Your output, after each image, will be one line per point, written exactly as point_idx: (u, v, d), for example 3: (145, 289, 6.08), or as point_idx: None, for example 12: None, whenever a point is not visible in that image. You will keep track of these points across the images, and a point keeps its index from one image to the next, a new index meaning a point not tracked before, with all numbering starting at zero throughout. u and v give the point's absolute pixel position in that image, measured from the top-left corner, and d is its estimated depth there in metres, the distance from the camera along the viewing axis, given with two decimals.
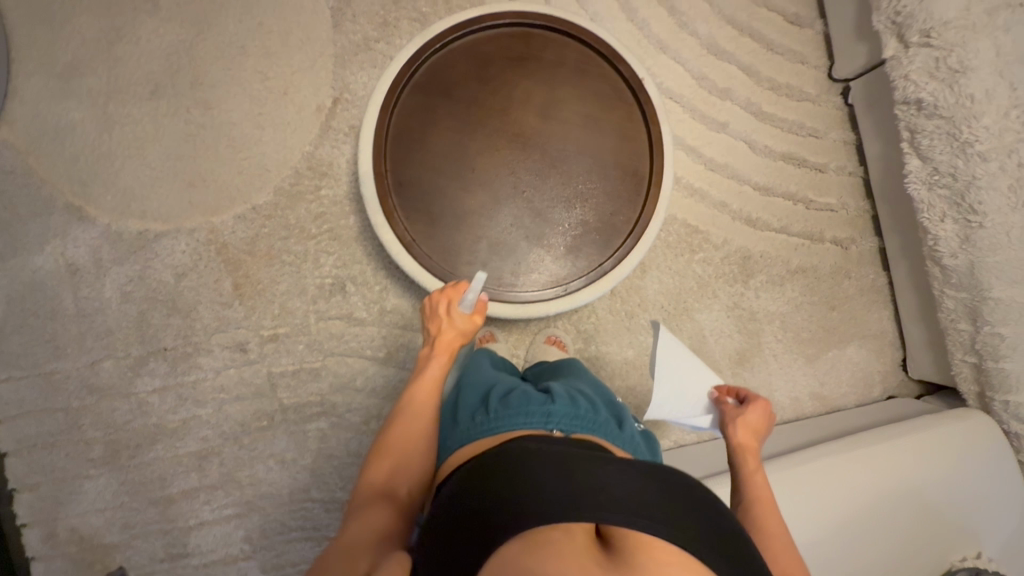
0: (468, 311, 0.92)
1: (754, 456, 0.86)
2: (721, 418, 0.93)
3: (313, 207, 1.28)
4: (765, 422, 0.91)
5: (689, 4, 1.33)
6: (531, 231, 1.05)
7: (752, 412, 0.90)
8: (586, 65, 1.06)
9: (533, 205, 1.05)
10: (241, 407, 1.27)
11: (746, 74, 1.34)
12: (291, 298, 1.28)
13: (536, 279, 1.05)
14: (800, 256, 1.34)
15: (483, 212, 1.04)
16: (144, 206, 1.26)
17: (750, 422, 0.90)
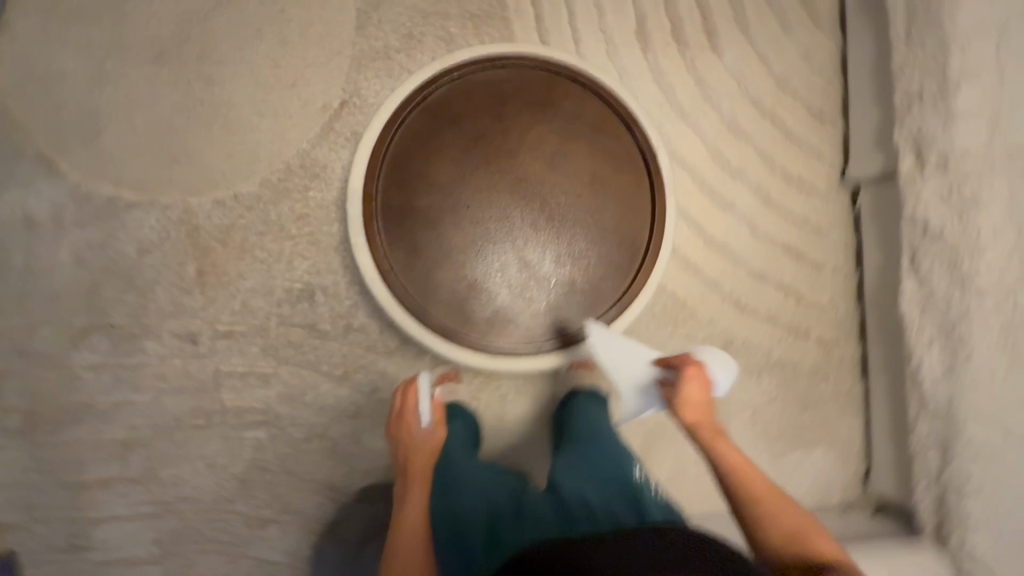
0: (429, 423, 0.99)
1: (709, 423, 0.87)
2: (660, 401, 0.91)
3: (297, 207, 1.23)
4: (705, 386, 0.89)
5: (717, 78, 1.32)
6: (516, 282, 1.01)
7: (691, 382, 0.87)
8: (603, 123, 1.03)
9: (522, 255, 1.01)
10: (178, 401, 1.20)
11: (761, 157, 1.33)
12: (255, 296, 1.21)
13: (511, 331, 1.01)
14: (782, 349, 1.32)
15: (469, 253, 0.99)
16: (121, 172, 1.19)
17: (694, 394, 0.87)
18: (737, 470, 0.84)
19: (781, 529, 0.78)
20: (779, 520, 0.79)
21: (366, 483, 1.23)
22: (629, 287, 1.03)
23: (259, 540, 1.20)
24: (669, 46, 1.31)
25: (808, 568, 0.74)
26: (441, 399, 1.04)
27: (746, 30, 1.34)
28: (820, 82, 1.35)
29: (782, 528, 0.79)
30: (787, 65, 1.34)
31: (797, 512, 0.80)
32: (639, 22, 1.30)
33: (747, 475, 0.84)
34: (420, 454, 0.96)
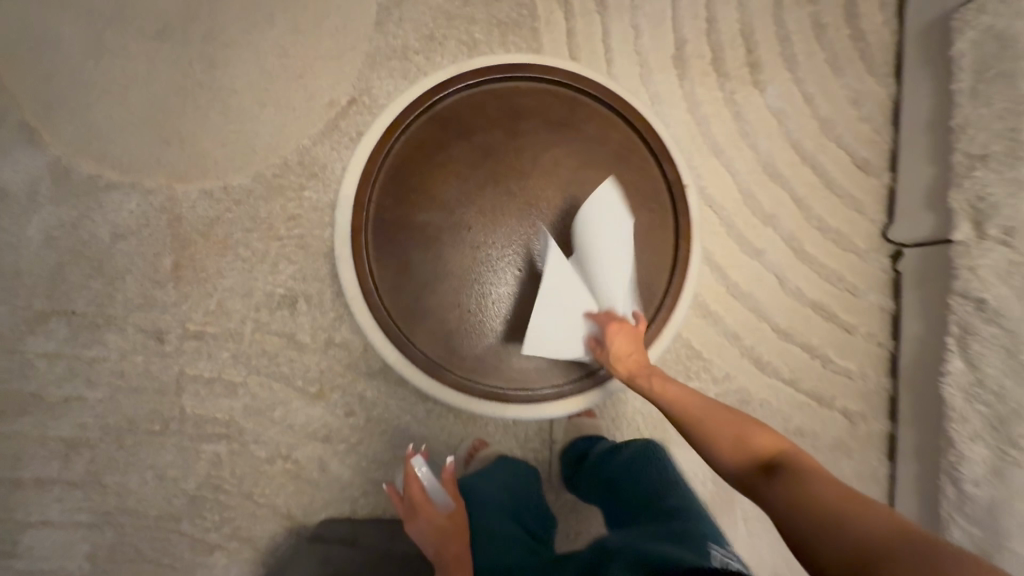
0: (443, 496, 0.93)
1: (645, 365, 0.83)
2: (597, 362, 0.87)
3: (290, 206, 1.14)
4: (636, 334, 0.85)
5: (756, 115, 1.22)
6: (512, 319, 0.91)
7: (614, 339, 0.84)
8: (629, 154, 0.93)
9: (523, 288, 0.91)
10: (135, 403, 1.09)
11: (796, 204, 1.22)
12: (233, 297, 1.12)
13: (502, 372, 0.91)
14: (799, 417, 1.20)
15: (462, 279, 0.90)
16: (107, 149, 1.12)
17: (621, 346, 0.83)
18: (676, 403, 0.77)
19: (729, 447, 0.70)
20: (726, 434, 0.71)
21: (326, 515, 1.12)
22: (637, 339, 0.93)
23: (203, 566, 1.09)
24: (708, 75, 1.22)
25: (765, 473, 0.64)
26: (453, 464, 0.95)
27: (792, 67, 1.24)
28: (867, 130, 1.24)
29: (732, 443, 0.70)
30: (833, 108, 1.24)
31: (749, 426, 0.71)
32: (678, 47, 1.21)
33: (686, 400, 0.77)
34: (448, 527, 0.89)
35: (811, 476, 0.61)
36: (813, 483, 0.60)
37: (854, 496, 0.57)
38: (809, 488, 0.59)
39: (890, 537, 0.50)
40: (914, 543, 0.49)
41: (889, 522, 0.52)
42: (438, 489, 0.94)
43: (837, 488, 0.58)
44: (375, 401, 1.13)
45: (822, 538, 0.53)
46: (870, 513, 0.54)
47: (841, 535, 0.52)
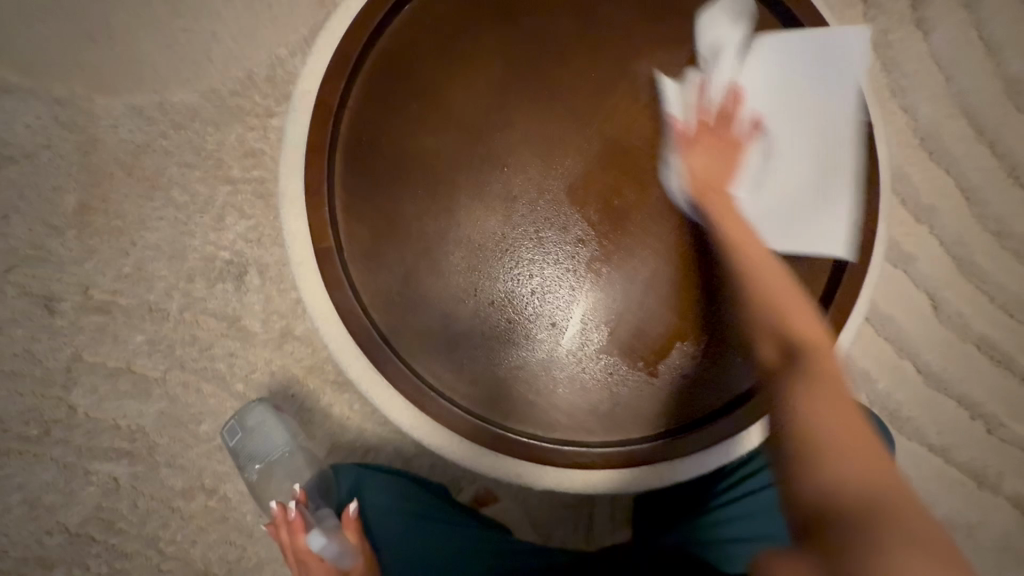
0: (351, 558, 0.62)
1: (718, 193, 0.55)
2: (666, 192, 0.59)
3: (250, 137, 0.80)
4: (733, 150, 0.56)
5: (922, 63, 0.85)
6: (559, 323, 0.58)
7: (693, 152, 0.56)
8: (784, 44, 0.57)
9: (579, 274, 0.58)
10: (8, 396, 0.78)
11: (967, 196, 0.85)
12: (157, 259, 0.79)
13: (536, 405, 0.58)
14: (936, 495, 0.85)
15: (483, 246, 0.57)
16: (6, 40, 0.79)
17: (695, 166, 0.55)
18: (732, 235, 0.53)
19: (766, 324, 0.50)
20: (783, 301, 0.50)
21: None
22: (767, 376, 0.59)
23: None
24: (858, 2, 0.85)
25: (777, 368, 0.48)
26: (355, 506, 0.63)
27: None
28: None
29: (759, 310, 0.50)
30: None
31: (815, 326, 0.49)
32: None
33: (744, 243, 0.53)
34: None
35: (826, 394, 0.44)
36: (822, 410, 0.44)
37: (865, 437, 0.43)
38: (817, 414, 0.44)
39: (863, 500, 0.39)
40: (898, 512, 0.38)
41: (882, 484, 0.40)
42: (343, 552, 0.62)
43: (852, 425, 0.43)
44: (346, 424, 0.79)
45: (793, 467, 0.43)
46: (868, 463, 0.41)
47: (815, 480, 0.41)
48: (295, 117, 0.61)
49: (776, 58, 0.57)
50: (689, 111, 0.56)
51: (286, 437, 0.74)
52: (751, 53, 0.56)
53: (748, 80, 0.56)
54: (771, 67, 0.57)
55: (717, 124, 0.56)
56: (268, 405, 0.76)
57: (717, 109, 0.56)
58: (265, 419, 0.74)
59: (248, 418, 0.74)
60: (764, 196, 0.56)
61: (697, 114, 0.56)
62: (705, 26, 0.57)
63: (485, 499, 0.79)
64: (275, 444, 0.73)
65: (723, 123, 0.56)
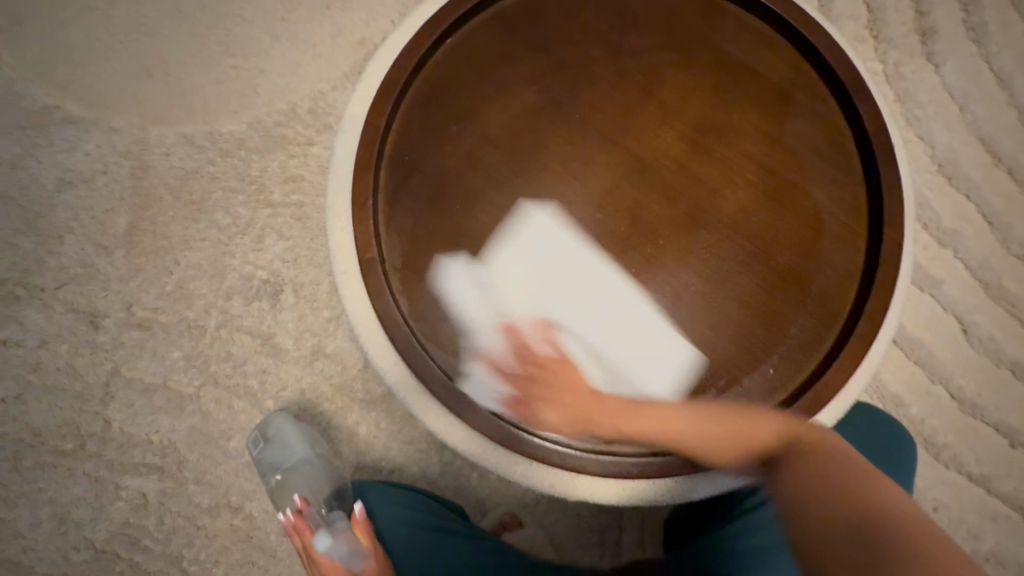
0: (362, 560, 0.63)
1: (584, 413, 0.55)
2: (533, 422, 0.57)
3: (291, 164, 0.84)
4: (572, 371, 0.56)
5: (937, 94, 0.88)
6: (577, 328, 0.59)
7: (542, 408, 0.56)
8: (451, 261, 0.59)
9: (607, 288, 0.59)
10: (47, 409, 0.80)
11: (989, 221, 0.86)
12: (198, 277, 0.82)
13: None
14: (980, 528, 0.82)
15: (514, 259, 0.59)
16: (74, 76, 0.86)
17: (549, 411, 0.56)
18: (650, 424, 0.54)
19: (706, 446, 0.52)
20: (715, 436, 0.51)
21: None
22: (799, 389, 0.59)
23: None
24: (868, 39, 0.89)
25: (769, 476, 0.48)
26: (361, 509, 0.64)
27: (995, 35, 0.89)
28: None
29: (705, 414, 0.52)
30: None
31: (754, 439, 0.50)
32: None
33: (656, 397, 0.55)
34: None
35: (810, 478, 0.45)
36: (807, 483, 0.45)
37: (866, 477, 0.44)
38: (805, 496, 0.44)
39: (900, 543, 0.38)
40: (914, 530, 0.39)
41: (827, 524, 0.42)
42: (353, 553, 0.63)
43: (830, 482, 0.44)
44: (372, 443, 0.80)
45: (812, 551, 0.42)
46: (885, 496, 0.42)
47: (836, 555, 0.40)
48: (343, 139, 0.65)
49: (521, 260, 0.59)
50: (496, 377, 0.57)
51: (304, 446, 0.75)
52: (492, 264, 0.58)
53: (551, 312, 0.59)
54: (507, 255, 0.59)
55: (528, 366, 0.56)
56: (289, 414, 0.79)
57: (516, 347, 0.57)
58: (285, 429, 0.77)
59: (269, 429, 0.77)
60: (611, 362, 0.58)
61: (517, 358, 0.57)
62: (501, 245, 0.59)
63: (509, 526, 0.78)
64: (294, 449, 0.75)
65: (544, 353, 0.57)
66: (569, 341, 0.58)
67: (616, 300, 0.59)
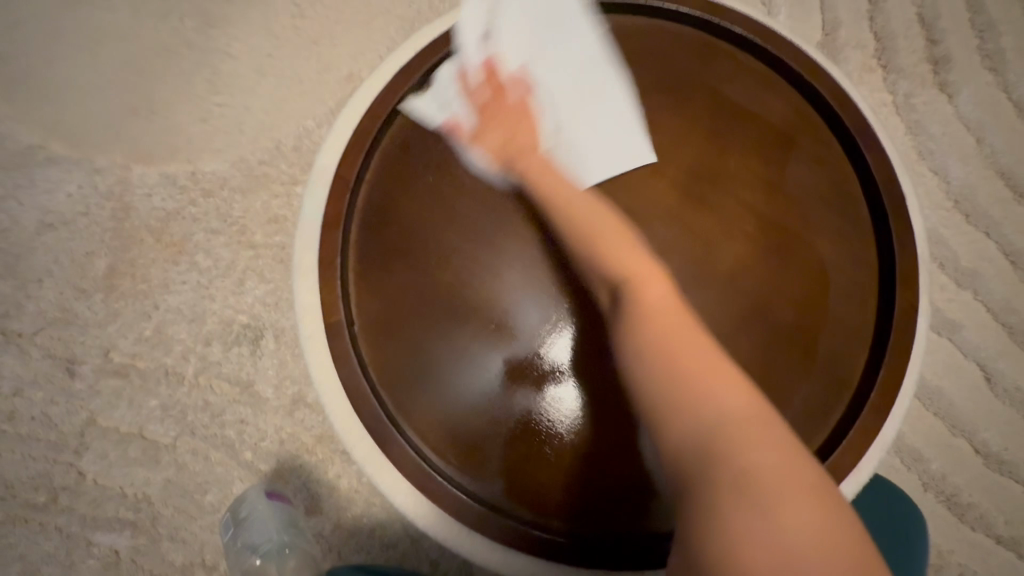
0: None
1: (521, 154, 0.56)
2: (476, 138, 0.57)
3: (274, 204, 0.82)
4: (526, 121, 0.57)
5: (951, 126, 0.83)
6: (569, 366, 0.58)
7: (486, 132, 0.57)
8: None
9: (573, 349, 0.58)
10: (20, 460, 0.77)
11: (1011, 260, 0.80)
12: (177, 322, 0.80)
13: (533, 488, 0.57)
14: None
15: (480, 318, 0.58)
16: (59, 116, 0.85)
17: (491, 133, 0.57)
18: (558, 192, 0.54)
19: (584, 244, 0.52)
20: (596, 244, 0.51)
21: None
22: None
23: None
24: (875, 69, 0.85)
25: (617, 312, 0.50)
26: None
27: (1013, 63, 0.84)
28: None
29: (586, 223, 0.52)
30: None
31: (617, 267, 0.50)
32: (833, 28, 0.85)
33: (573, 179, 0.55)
34: None
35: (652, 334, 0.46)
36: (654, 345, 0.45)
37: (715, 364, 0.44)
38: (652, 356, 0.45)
39: (719, 450, 0.40)
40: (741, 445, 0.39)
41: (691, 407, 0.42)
42: None
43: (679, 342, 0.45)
44: (353, 498, 0.75)
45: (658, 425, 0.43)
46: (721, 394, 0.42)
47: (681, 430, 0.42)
48: (313, 193, 0.66)
49: (540, 13, 0.57)
50: (469, 98, 0.57)
51: (280, 528, 0.72)
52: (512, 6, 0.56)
53: (540, 71, 0.57)
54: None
55: (501, 98, 0.57)
56: (264, 489, 0.75)
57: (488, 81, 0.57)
58: (258, 507, 0.73)
59: (242, 508, 0.74)
60: (566, 129, 0.57)
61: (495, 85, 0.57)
62: None
63: None
64: (268, 530, 0.72)
65: (512, 97, 0.57)
66: (538, 96, 0.57)
67: (597, 94, 0.57)
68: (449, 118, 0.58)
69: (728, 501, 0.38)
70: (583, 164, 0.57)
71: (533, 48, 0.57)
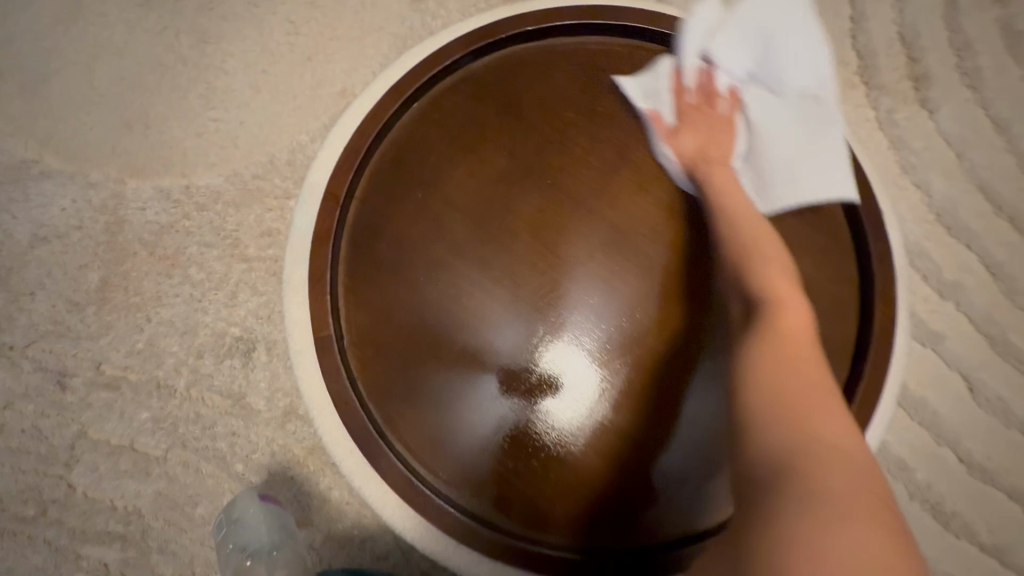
0: None
1: (715, 162, 0.60)
2: (674, 136, 0.61)
3: (268, 218, 0.83)
4: (725, 132, 0.60)
5: (931, 142, 0.85)
6: (562, 375, 0.59)
7: (687, 133, 0.60)
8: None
9: (563, 360, 0.59)
10: (10, 474, 0.77)
11: (992, 272, 0.82)
12: (169, 334, 0.80)
13: (517, 499, 0.57)
14: None
15: (470, 329, 0.59)
16: (55, 131, 0.86)
17: (692, 136, 0.60)
18: (727, 203, 0.57)
19: (740, 256, 0.55)
20: (745, 259, 0.55)
21: None
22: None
23: None
24: (855, 87, 0.87)
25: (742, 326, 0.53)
26: None
27: (991, 80, 0.86)
28: None
29: (731, 239, 0.56)
30: None
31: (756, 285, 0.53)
32: None
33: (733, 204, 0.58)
34: None
35: (777, 354, 0.48)
36: (775, 363, 0.48)
37: (827, 405, 0.46)
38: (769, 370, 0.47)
39: (803, 461, 0.41)
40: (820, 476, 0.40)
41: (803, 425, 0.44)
42: None
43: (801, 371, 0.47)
44: (344, 511, 0.75)
45: (755, 426, 0.45)
46: (823, 425, 0.44)
47: (781, 436, 0.43)
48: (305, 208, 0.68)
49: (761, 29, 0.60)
50: (677, 99, 0.61)
51: (272, 532, 0.73)
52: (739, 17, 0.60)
53: (754, 88, 0.61)
54: (762, 15, 0.60)
55: (705, 107, 0.61)
56: (256, 492, 0.75)
57: (700, 86, 0.61)
58: (250, 511, 0.73)
59: (234, 511, 0.73)
60: (763, 149, 0.60)
61: (703, 93, 0.61)
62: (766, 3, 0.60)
63: None
64: (257, 533, 0.72)
65: (720, 108, 0.61)
66: (744, 113, 0.61)
67: (805, 123, 0.60)
68: (651, 112, 0.61)
69: (802, 505, 0.38)
70: (763, 189, 0.60)
71: (750, 69, 0.61)
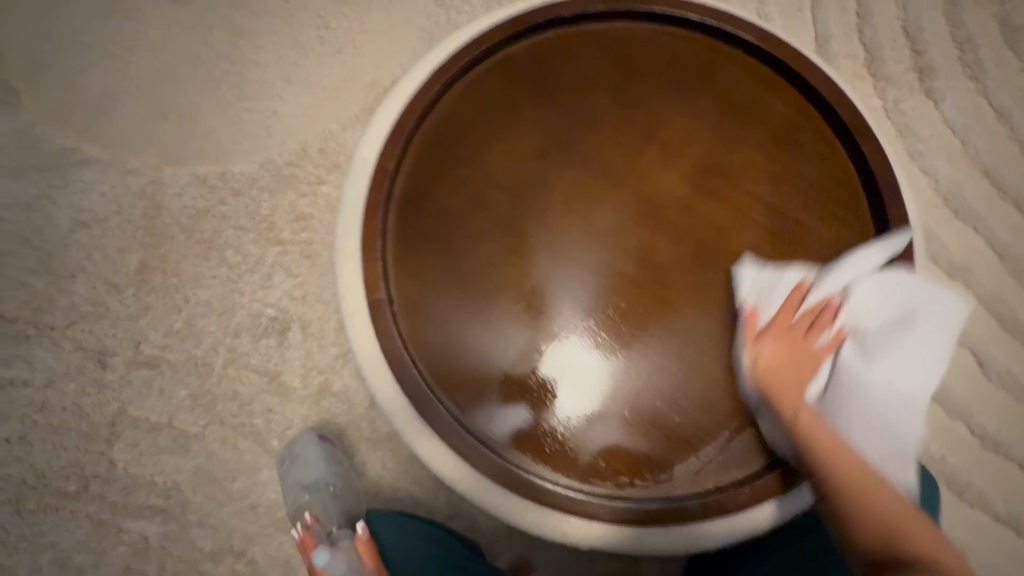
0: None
1: (794, 392, 0.57)
2: (758, 347, 0.58)
3: (301, 203, 0.86)
4: (808, 368, 0.58)
5: (938, 131, 0.89)
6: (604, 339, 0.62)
7: (770, 345, 0.58)
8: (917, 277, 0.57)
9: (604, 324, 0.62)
10: (52, 450, 0.79)
11: (999, 254, 0.85)
12: (206, 315, 0.83)
13: (564, 454, 0.60)
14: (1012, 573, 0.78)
15: (512, 296, 0.62)
16: (93, 120, 0.89)
17: (774, 353, 0.58)
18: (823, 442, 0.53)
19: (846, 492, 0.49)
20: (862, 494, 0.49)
21: None
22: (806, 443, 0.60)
23: None
24: (864, 78, 0.90)
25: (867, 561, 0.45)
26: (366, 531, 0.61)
27: (993, 72, 0.90)
28: None
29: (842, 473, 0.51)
30: None
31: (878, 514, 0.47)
32: (825, 40, 0.91)
33: (826, 436, 0.54)
34: None
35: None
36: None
37: None
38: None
39: None
40: None
41: None
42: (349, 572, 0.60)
43: None
44: (380, 483, 0.78)
45: None
46: None
47: None
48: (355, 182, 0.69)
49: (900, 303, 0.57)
50: (778, 313, 0.59)
51: (329, 468, 0.75)
52: (888, 277, 0.58)
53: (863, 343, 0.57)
54: (906, 285, 0.57)
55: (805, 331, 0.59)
56: (315, 433, 0.78)
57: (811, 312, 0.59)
58: (308, 449, 0.76)
59: (295, 448, 0.77)
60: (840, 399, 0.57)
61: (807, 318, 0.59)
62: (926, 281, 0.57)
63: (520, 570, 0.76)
64: (316, 469, 0.75)
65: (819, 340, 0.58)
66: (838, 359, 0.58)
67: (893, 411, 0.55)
68: (750, 306, 0.60)
69: None
70: None
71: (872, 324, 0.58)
